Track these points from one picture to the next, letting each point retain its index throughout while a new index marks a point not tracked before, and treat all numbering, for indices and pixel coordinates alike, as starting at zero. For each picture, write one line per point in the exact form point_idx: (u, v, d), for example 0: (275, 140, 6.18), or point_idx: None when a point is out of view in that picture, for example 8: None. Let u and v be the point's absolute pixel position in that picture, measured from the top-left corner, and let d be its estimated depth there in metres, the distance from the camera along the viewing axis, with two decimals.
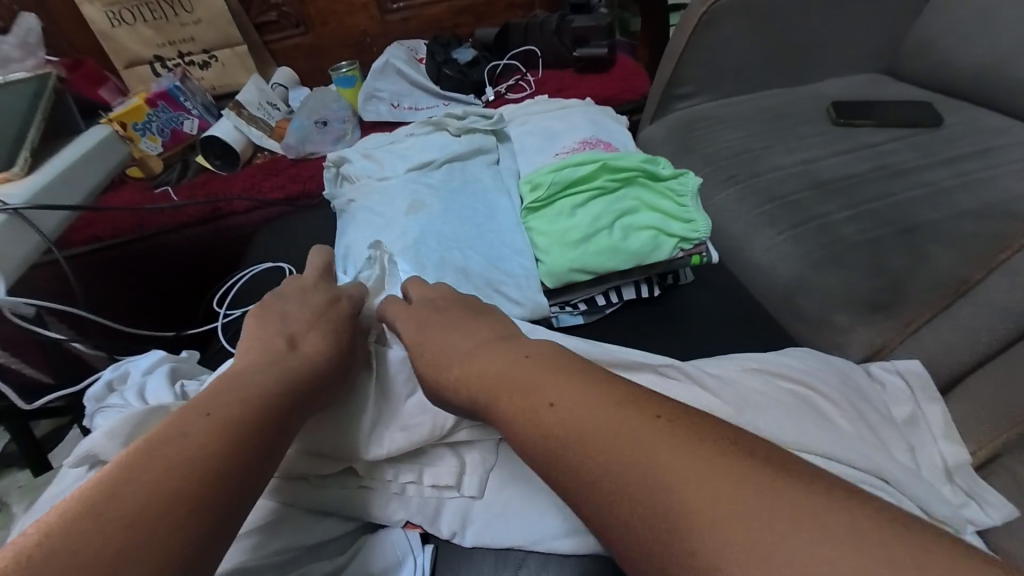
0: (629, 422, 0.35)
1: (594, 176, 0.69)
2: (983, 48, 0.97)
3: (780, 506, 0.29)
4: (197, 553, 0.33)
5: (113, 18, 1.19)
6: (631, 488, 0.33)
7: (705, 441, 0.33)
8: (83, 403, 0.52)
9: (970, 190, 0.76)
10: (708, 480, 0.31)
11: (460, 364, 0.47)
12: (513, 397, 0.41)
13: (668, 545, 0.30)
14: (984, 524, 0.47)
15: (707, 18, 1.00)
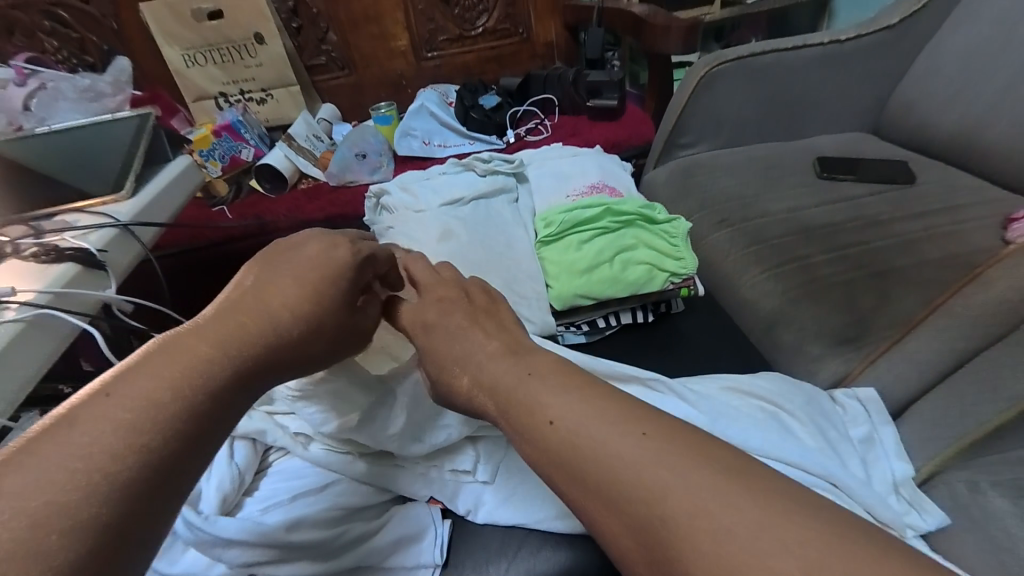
0: (629, 438, 0.40)
1: (599, 218, 0.81)
2: (955, 114, 1.07)
3: (759, 513, 0.34)
4: (170, 464, 0.38)
5: (188, 60, 1.37)
6: (633, 495, 0.38)
7: (699, 459, 0.38)
8: None
9: (938, 241, 0.84)
10: (700, 490, 0.36)
11: (471, 373, 0.53)
12: (517, 410, 0.46)
13: (661, 541, 0.36)
14: (922, 528, 0.54)
15: (705, 81, 1.13)
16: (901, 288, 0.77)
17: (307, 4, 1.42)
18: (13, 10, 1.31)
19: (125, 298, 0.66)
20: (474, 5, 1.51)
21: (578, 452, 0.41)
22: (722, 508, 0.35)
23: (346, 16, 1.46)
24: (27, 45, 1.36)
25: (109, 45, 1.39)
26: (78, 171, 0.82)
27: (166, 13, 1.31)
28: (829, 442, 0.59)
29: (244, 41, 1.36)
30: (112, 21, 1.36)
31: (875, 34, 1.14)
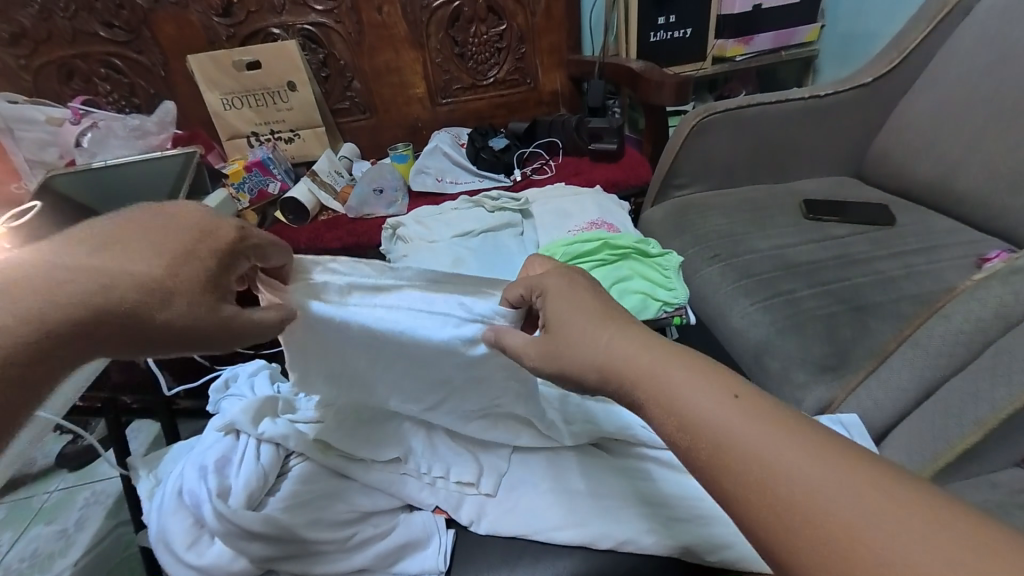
0: (770, 428, 0.35)
1: (597, 251, 0.88)
2: (931, 163, 1.16)
3: (943, 539, 0.27)
4: None
5: (226, 103, 1.51)
6: (773, 492, 0.32)
7: (852, 461, 0.32)
8: (209, 393, 0.70)
9: (916, 279, 0.90)
10: (863, 499, 0.30)
11: (576, 349, 0.46)
12: (635, 389, 0.41)
13: (811, 550, 0.30)
14: None
15: (697, 129, 1.24)
16: (879, 321, 0.82)
17: (336, 57, 1.58)
18: (75, 59, 1.48)
19: None
20: (486, 59, 1.66)
21: (725, 446, 0.35)
22: (891, 521, 0.29)
23: (370, 67, 1.61)
24: (84, 89, 1.51)
25: (156, 89, 1.54)
26: None
27: (211, 63, 1.46)
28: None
29: (278, 88, 1.50)
30: (161, 70, 1.52)
31: (853, 90, 1.25)
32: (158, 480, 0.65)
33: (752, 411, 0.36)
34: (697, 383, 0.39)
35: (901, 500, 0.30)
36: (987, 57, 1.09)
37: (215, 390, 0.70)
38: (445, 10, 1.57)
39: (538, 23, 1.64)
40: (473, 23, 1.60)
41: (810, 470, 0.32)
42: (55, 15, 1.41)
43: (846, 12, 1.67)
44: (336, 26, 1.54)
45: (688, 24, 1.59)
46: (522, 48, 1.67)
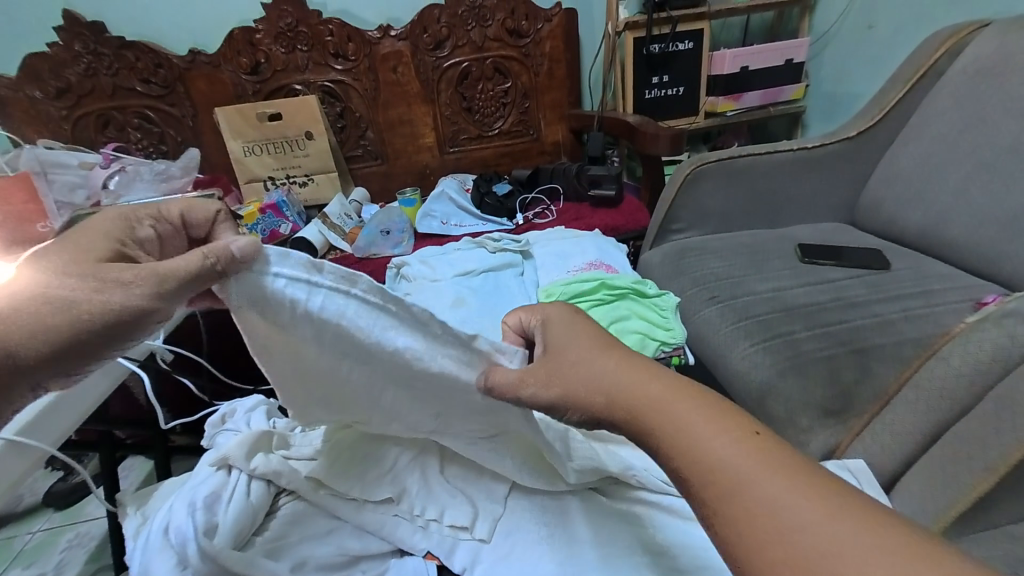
0: (769, 469, 0.35)
1: (595, 291, 0.90)
2: (920, 211, 1.19)
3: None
4: None
5: (247, 150, 1.61)
6: (769, 531, 0.32)
7: (853, 506, 0.32)
8: (204, 427, 0.69)
9: (913, 322, 0.90)
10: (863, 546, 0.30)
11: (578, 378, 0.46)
12: (638, 421, 0.41)
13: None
14: None
15: (691, 176, 1.30)
16: (880, 363, 0.81)
17: (352, 109, 1.70)
18: (113, 111, 1.60)
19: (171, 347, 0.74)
20: (492, 112, 1.78)
21: (719, 479, 0.35)
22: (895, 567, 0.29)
23: (383, 119, 1.73)
24: (117, 137, 1.63)
25: (184, 138, 1.66)
26: None
27: (236, 115, 1.58)
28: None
29: (296, 137, 1.61)
30: (191, 120, 1.64)
31: (838, 142, 1.32)
32: (145, 518, 0.63)
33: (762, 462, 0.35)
34: (704, 430, 0.38)
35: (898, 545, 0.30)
36: (963, 113, 1.16)
37: (211, 427, 0.70)
38: (455, 70, 1.70)
39: (540, 81, 1.77)
40: (480, 81, 1.73)
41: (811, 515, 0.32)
42: (100, 73, 1.55)
43: (828, 73, 1.79)
44: (354, 83, 1.67)
45: (681, 83, 1.71)
46: (526, 103, 1.79)
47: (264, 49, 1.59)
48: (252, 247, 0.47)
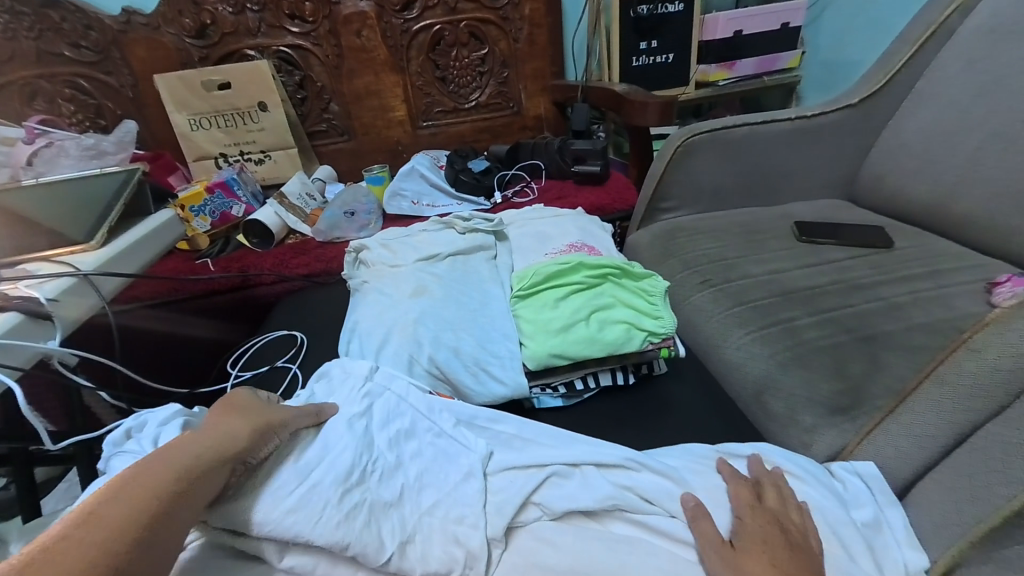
0: None
1: (575, 275, 0.79)
2: (926, 186, 1.11)
3: None
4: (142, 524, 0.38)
5: (194, 124, 1.45)
6: None
7: None
8: (101, 446, 0.58)
9: (923, 306, 0.82)
10: None
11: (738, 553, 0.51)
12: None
13: None
14: None
15: (682, 150, 1.19)
16: (891, 353, 0.74)
17: (313, 79, 1.54)
18: (38, 79, 1.41)
19: (71, 351, 0.63)
20: (468, 83, 1.64)
21: None
22: None
23: (348, 90, 1.57)
24: (46, 109, 1.44)
25: (124, 111, 1.48)
26: (50, 222, 0.82)
27: (180, 85, 1.41)
28: (821, 517, 0.56)
29: (249, 109, 1.45)
30: (130, 91, 1.46)
31: (839, 111, 1.22)
32: None
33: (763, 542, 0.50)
34: None
35: None
36: (975, 77, 1.07)
37: (112, 444, 0.58)
38: (426, 35, 1.55)
39: (520, 48, 1.62)
40: (454, 47, 1.58)
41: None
42: (19, 35, 1.36)
43: (826, 41, 1.68)
44: (314, 49, 1.51)
45: (670, 50, 1.59)
46: (504, 73, 1.65)
47: (209, 9, 1.42)
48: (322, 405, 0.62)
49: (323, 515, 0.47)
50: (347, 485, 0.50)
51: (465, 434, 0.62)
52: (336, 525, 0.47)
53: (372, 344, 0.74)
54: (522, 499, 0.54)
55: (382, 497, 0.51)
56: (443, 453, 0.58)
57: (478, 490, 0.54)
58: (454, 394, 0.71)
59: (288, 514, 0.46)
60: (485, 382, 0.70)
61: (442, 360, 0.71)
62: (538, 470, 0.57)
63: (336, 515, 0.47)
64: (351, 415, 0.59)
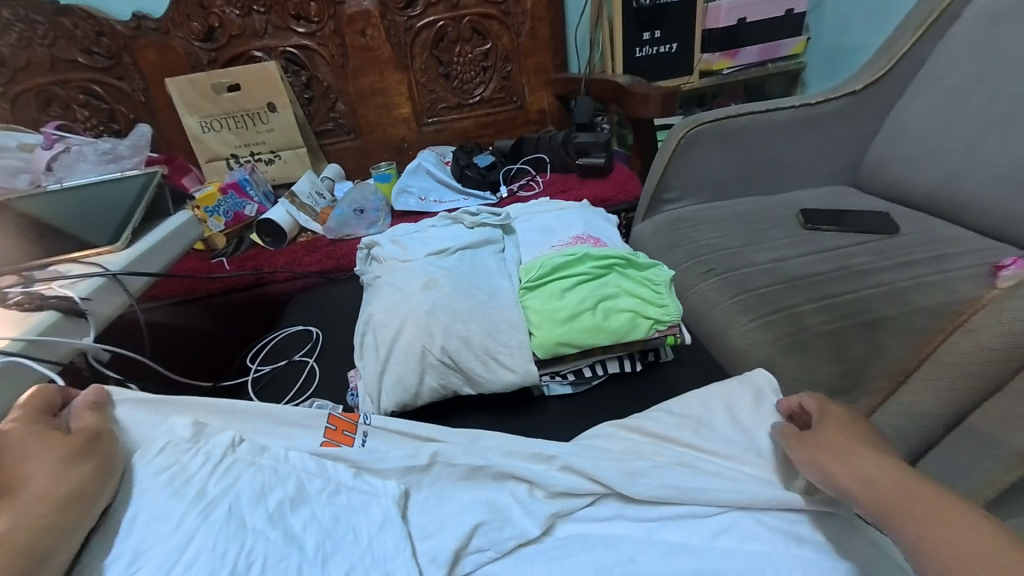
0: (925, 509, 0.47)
1: (581, 265, 0.82)
2: (930, 171, 1.11)
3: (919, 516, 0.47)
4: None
5: (204, 127, 1.49)
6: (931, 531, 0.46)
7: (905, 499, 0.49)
8: None
9: (925, 290, 0.83)
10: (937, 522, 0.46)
11: (860, 474, 0.52)
12: (906, 503, 0.48)
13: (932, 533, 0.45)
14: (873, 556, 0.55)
15: (686, 139, 1.20)
16: (893, 336, 0.75)
17: (319, 79, 1.56)
18: (54, 86, 1.45)
19: (102, 346, 0.66)
20: (471, 78, 1.65)
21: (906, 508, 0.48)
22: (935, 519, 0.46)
23: (354, 89, 1.59)
24: (62, 115, 1.48)
25: (137, 115, 1.52)
26: (78, 224, 0.85)
27: (190, 87, 1.45)
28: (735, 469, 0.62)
29: (258, 110, 1.48)
30: (142, 95, 1.50)
31: (843, 97, 1.22)
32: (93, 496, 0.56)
33: (847, 451, 0.55)
34: (908, 499, 0.48)
35: (920, 496, 0.48)
36: (979, 60, 1.06)
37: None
38: (430, 31, 1.56)
39: (523, 43, 1.63)
40: (457, 43, 1.59)
41: (921, 518, 0.47)
42: (34, 43, 1.39)
43: (829, 27, 1.67)
44: (319, 49, 1.53)
45: (673, 40, 1.59)
46: (507, 67, 1.66)
47: (217, 12, 1.44)
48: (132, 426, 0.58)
49: (169, 546, 0.44)
50: (205, 511, 0.47)
51: (371, 480, 0.60)
52: (191, 556, 0.43)
53: (385, 337, 0.77)
54: (461, 537, 0.57)
55: (244, 522, 0.48)
56: (346, 509, 0.55)
57: (398, 539, 0.54)
58: (465, 382, 0.74)
59: (139, 556, 0.43)
60: (495, 372, 0.73)
61: (453, 349, 0.73)
62: (474, 505, 0.61)
63: (195, 544, 0.44)
64: (175, 486, 0.49)
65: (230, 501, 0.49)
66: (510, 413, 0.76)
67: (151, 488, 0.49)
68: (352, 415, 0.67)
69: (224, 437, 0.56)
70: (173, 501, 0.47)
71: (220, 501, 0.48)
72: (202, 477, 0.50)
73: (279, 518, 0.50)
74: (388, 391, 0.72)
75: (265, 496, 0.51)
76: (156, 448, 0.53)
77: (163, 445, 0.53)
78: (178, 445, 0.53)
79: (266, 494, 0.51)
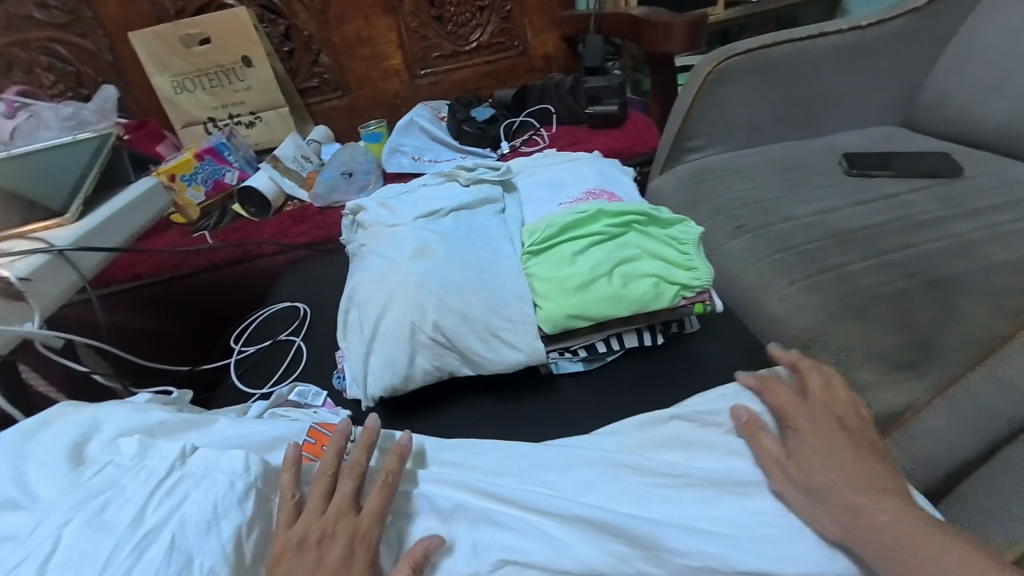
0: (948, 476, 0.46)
1: (594, 224, 0.70)
2: (1005, 101, 0.94)
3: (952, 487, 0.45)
4: None
5: (177, 87, 1.36)
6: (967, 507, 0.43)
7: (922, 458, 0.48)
8: None
9: (1003, 242, 0.71)
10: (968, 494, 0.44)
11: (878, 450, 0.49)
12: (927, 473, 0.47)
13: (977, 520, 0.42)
14: None
15: (713, 77, 1.04)
16: (965, 297, 0.64)
17: (299, 28, 1.40)
18: (12, 48, 1.32)
19: (52, 332, 0.59)
20: (467, 20, 1.47)
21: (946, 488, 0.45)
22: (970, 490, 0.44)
23: (337, 38, 1.44)
24: (24, 80, 1.36)
25: (104, 77, 1.39)
26: (23, 194, 0.76)
27: (158, 42, 1.31)
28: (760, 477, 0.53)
29: (234, 66, 1.34)
30: (107, 54, 1.36)
31: (901, 18, 1.04)
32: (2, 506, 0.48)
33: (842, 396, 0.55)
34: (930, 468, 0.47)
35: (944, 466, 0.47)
36: None
37: (21, 433, 0.52)
38: None
39: None
40: None
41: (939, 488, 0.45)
42: None
43: None
44: None
45: None
46: (507, 6, 1.48)
47: None
48: (77, 435, 0.52)
49: None
50: (140, 550, 0.42)
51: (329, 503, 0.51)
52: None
53: (371, 313, 0.68)
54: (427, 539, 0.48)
55: (187, 558, 0.42)
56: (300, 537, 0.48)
57: None
58: (464, 362, 0.65)
59: None
60: (497, 350, 0.64)
61: (449, 326, 0.64)
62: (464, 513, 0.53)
63: None
64: (105, 516, 0.44)
65: (171, 532, 0.43)
66: (514, 396, 0.67)
67: (72, 519, 0.43)
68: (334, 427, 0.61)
69: (171, 449, 0.49)
70: (100, 536, 0.42)
71: (160, 533, 0.43)
72: (140, 503, 0.45)
73: (234, 550, 0.44)
74: (376, 374, 0.64)
75: (215, 523, 0.45)
76: (95, 464, 0.48)
77: (105, 462, 0.48)
78: (118, 462, 0.48)
79: (217, 520, 0.45)
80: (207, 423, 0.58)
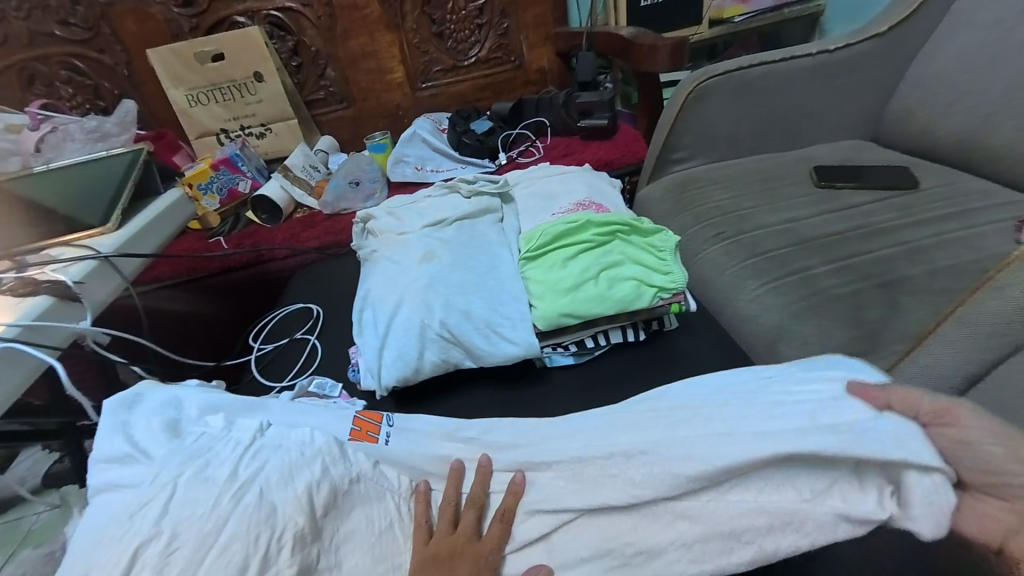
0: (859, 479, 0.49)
1: (583, 232, 0.79)
2: (959, 119, 1.03)
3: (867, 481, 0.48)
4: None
5: (192, 100, 1.43)
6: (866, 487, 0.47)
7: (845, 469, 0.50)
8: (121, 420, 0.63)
9: (947, 248, 0.79)
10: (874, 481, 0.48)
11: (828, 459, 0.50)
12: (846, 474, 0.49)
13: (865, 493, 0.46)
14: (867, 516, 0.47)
15: (695, 95, 1.13)
16: (909, 297, 0.73)
17: (307, 44, 1.48)
18: (34, 62, 1.39)
19: (101, 329, 0.66)
20: (466, 37, 1.56)
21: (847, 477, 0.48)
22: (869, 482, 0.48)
23: (343, 53, 1.52)
24: (45, 93, 1.43)
25: (122, 90, 1.46)
26: (65, 205, 0.83)
27: (174, 58, 1.38)
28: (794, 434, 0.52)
29: (246, 80, 1.42)
30: (125, 68, 1.43)
31: (867, 41, 1.13)
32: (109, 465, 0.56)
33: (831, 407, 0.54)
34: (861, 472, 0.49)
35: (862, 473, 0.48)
36: None
37: (121, 404, 0.61)
38: None
39: None
40: None
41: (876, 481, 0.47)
42: (8, 15, 1.33)
43: None
44: (305, 11, 1.44)
45: None
46: (504, 23, 1.56)
47: None
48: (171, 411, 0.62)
49: (205, 527, 0.46)
50: (236, 496, 0.49)
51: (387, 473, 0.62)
52: (227, 538, 0.46)
53: (384, 312, 0.75)
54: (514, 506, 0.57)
55: (274, 505, 0.49)
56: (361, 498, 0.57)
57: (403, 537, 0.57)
58: (467, 356, 0.73)
59: (177, 535, 0.46)
60: (497, 345, 0.71)
61: (454, 324, 0.72)
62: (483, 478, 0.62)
63: (229, 526, 0.47)
64: (204, 471, 0.51)
65: (259, 485, 0.51)
66: (511, 386, 0.75)
67: (181, 472, 0.51)
68: (375, 415, 0.69)
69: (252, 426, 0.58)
70: (202, 486, 0.50)
71: (250, 486, 0.50)
72: (231, 462, 0.53)
73: (308, 501, 0.51)
74: (389, 367, 0.72)
75: (292, 479, 0.53)
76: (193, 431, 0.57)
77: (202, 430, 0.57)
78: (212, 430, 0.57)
79: (294, 477, 0.53)
80: (264, 405, 0.68)
